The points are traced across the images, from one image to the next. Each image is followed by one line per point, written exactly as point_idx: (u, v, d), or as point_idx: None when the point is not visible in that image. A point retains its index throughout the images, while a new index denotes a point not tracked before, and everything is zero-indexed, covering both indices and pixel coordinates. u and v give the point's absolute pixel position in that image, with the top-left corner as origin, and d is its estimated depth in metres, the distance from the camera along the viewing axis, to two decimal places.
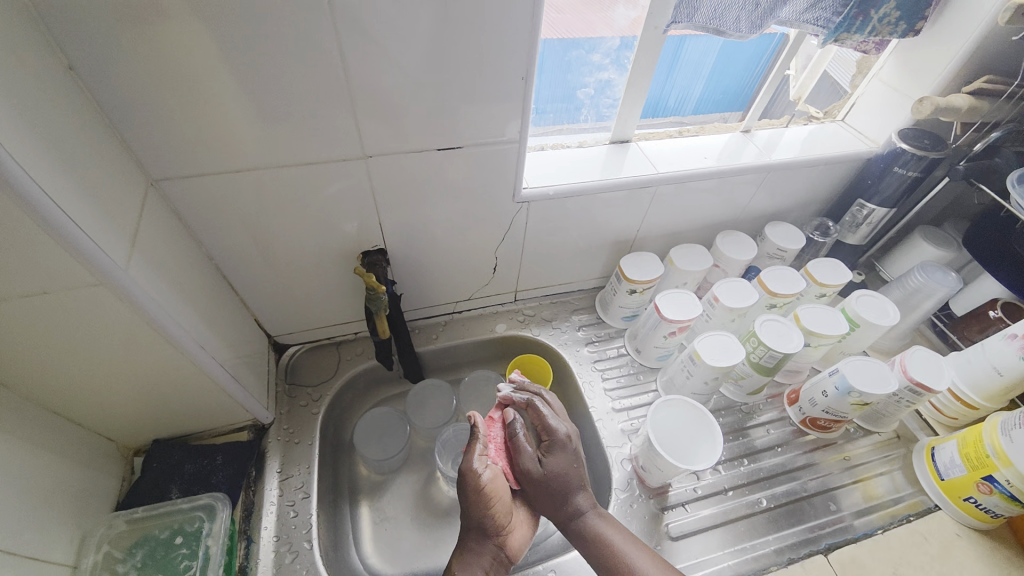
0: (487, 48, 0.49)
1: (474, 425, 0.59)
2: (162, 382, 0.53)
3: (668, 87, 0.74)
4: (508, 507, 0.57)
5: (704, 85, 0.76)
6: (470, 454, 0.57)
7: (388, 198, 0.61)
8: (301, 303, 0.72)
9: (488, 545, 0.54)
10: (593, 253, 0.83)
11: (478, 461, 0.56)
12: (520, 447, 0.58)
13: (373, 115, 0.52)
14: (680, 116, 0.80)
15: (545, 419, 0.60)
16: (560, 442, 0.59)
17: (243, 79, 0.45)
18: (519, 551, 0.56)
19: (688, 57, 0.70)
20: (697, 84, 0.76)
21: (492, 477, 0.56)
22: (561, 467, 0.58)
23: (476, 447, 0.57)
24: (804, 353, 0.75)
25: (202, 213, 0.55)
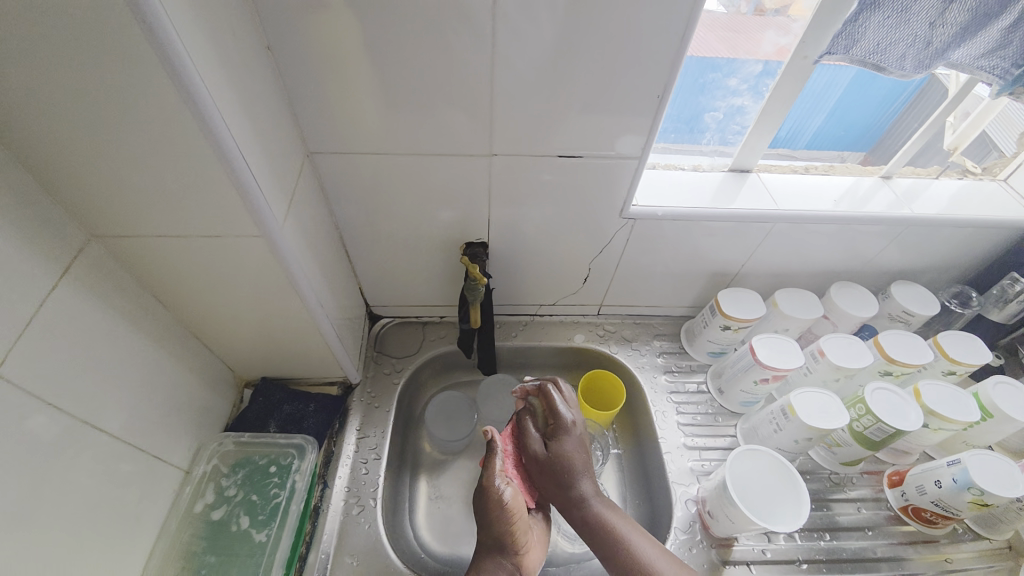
0: (629, 63, 0.50)
1: (491, 441, 0.59)
2: (282, 329, 0.60)
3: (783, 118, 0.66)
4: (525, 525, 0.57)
5: (824, 120, 0.68)
6: (492, 472, 0.58)
7: (500, 195, 0.64)
8: (401, 280, 0.77)
9: (506, 563, 0.53)
10: (688, 281, 0.80)
11: (499, 478, 0.57)
12: (527, 431, 0.62)
13: (507, 116, 0.54)
14: (790, 149, 0.72)
15: (553, 404, 0.63)
16: (564, 427, 0.61)
17: (401, 70, 0.50)
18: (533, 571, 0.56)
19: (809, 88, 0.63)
20: (816, 118, 0.68)
21: (512, 494, 0.56)
22: (564, 449, 0.60)
23: (496, 463, 0.58)
24: (921, 435, 0.67)
25: (338, 185, 0.61)
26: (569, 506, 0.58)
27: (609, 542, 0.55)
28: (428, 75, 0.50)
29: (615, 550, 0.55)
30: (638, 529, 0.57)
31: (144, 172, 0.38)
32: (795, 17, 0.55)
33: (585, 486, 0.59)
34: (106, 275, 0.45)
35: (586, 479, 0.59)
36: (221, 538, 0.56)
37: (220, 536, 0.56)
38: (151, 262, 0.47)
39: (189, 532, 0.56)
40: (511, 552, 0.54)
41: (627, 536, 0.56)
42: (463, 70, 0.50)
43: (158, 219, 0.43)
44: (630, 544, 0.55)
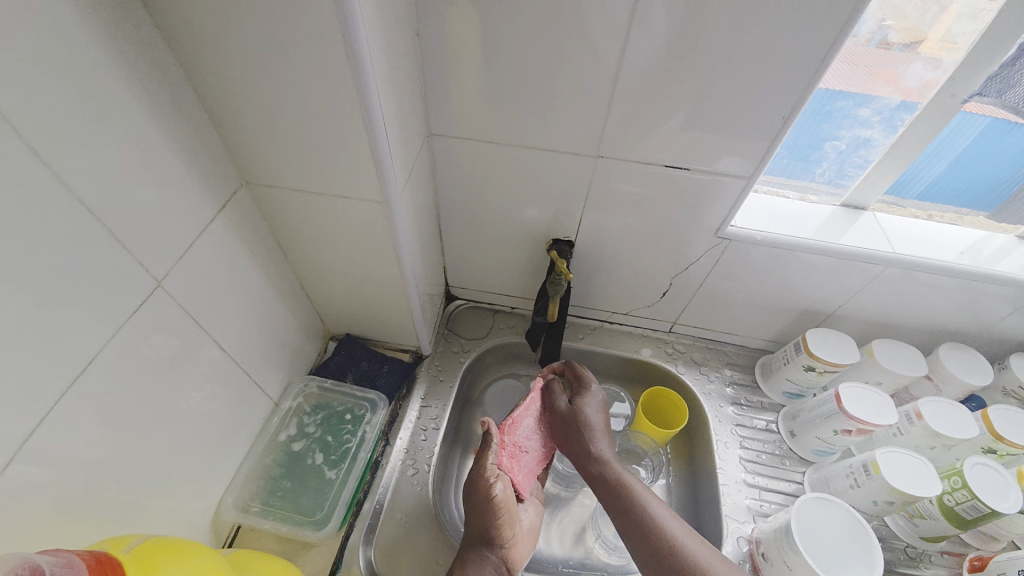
0: (760, 80, 0.49)
1: (487, 431, 0.59)
2: (375, 292, 0.66)
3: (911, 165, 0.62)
4: (513, 520, 0.56)
5: (944, 170, 0.62)
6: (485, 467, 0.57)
7: (596, 197, 0.65)
8: (483, 265, 0.80)
9: (491, 555, 0.53)
10: (774, 314, 0.77)
11: (490, 471, 0.57)
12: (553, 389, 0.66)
13: (621, 121, 0.55)
14: (898, 198, 0.67)
15: (579, 370, 0.68)
16: (586, 386, 0.65)
17: (531, 66, 0.52)
18: (520, 564, 0.56)
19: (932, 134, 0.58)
20: (935, 166, 0.62)
21: (503, 488, 0.56)
22: (585, 407, 0.63)
23: (489, 456, 0.58)
24: (1013, 521, 0.59)
25: (446, 168, 0.65)
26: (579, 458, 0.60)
27: (614, 487, 0.56)
28: (556, 73, 0.52)
29: (617, 498, 0.55)
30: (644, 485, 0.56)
31: (301, 131, 0.44)
32: (931, 55, 0.52)
33: (598, 439, 0.60)
34: (247, 217, 0.52)
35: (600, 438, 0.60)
36: (297, 467, 0.63)
37: (295, 466, 0.63)
38: (283, 212, 0.53)
39: (272, 456, 0.63)
40: (496, 545, 0.54)
41: (633, 485, 0.56)
42: (590, 72, 0.51)
43: (300, 174, 0.48)
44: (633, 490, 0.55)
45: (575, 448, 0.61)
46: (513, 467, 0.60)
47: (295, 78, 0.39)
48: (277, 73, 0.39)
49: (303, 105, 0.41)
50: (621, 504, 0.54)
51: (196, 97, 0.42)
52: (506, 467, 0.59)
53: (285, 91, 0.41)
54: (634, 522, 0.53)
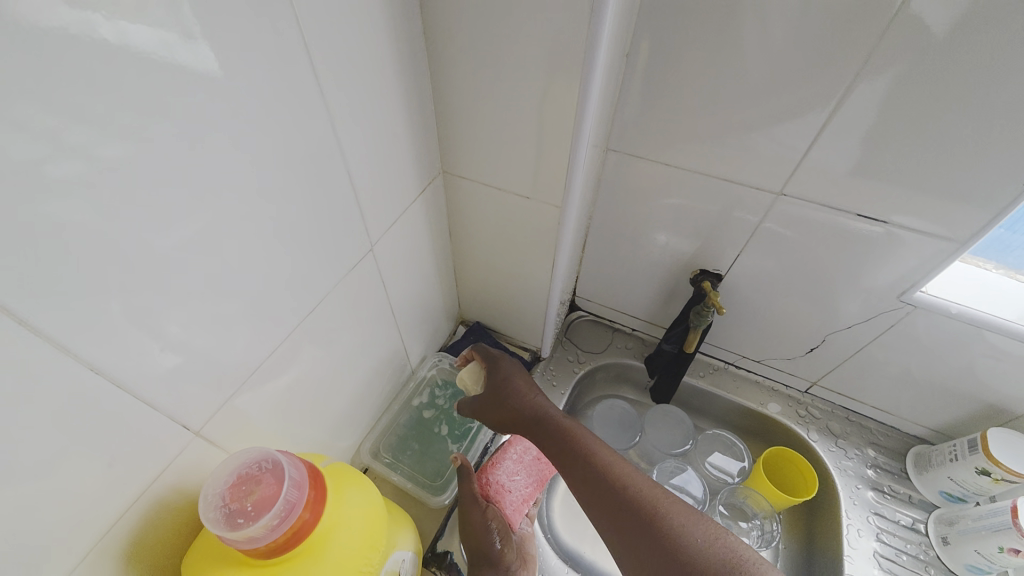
0: (1009, 139, 0.43)
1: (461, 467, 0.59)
2: (519, 289, 0.69)
3: None
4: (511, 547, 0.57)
5: None
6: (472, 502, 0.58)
7: (762, 236, 0.62)
8: (617, 282, 0.81)
9: None
10: (948, 400, 0.66)
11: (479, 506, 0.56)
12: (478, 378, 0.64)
13: (818, 163, 0.52)
14: None
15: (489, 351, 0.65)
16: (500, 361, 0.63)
17: (739, 98, 0.51)
18: None
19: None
20: None
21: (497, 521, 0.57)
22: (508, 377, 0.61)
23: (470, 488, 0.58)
24: None
25: (610, 183, 0.66)
26: (523, 421, 0.56)
27: (568, 449, 0.51)
28: (758, 106, 0.51)
29: (567, 453, 0.51)
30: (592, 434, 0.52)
31: (511, 134, 0.48)
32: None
33: (536, 401, 0.57)
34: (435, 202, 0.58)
35: (538, 400, 0.57)
36: (424, 433, 0.68)
37: (423, 431, 0.68)
38: (465, 202, 0.59)
39: (404, 417, 0.69)
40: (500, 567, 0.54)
41: (578, 436, 0.52)
42: (799, 110, 0.49)
43: (494, 172, 0.53)
44: (578, 439, 0.51)
45: (512, 416, 0.58)
46: (497, 501, 0.61)
47: (524, 87, 0.44)
48: (510, 82, 0.44)
49: (523, 112, 0.46)
50: (569, 456, 0.51)
51: (433, 90, 0.49)
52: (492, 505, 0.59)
53: (510, 97, 0.45)
54: (584, 472, 0.48)
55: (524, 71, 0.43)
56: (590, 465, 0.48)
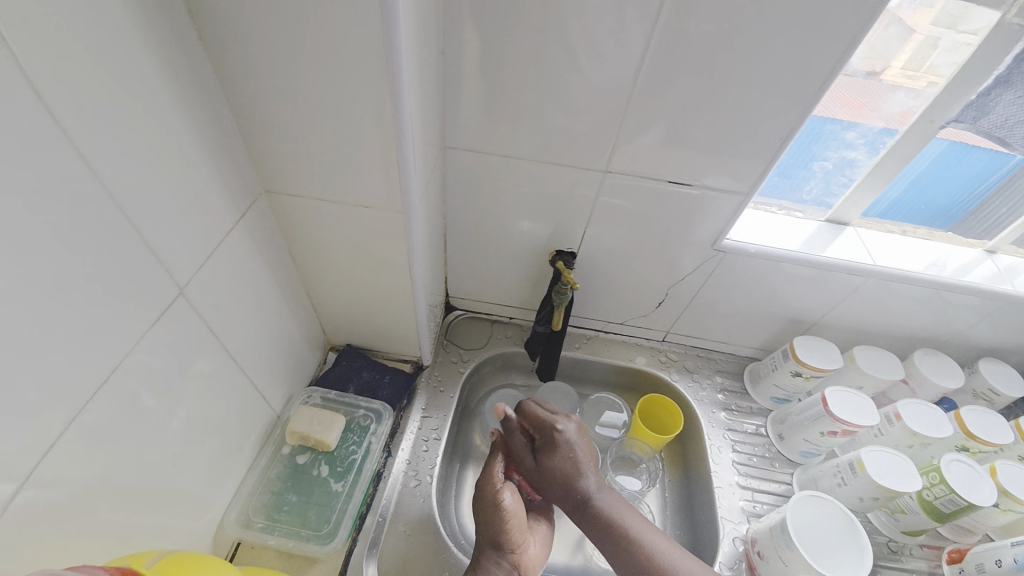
0: (760, 105, 0.52)
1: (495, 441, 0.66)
2: (382, 302, 0.66)
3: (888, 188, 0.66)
4: (523, 527, 0.57)
5: (902, 189, 0.67)
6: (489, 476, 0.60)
7: (601, 213, 0.67)
8: (485, 276, 0.81)
9: (503, 560, 0.54)
10: (763, 323, 0.80)
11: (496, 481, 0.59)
12: (516, 441, 0.64)
13: (629, 140, 0.58)
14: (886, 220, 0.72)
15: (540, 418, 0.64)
16: (552, 437, 0.63)
17: (556, 88, 0.54)
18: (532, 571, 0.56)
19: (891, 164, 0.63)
20: (895, 186, 0.67)
21: (512, 499, 0.58)
22: (555, 456, 0.62)
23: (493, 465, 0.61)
24: (986, 514, 0.63)
25: (457, 180, 0.66)
26: (571, 496, 0.61)
27: (611, 533, 0.58)
28: (572, 93, 0.54)
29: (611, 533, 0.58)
30: (633, 511, 0.60)
31: (333, 144, 0.45)
32: (895, 82, 0.56)
33: (586, 473, 0.62)
34: (264, 225, 0.52)
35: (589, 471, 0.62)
36: (301, 480, 0.61)
37: (300, 479, 0.61)
38: (298, 220, 0.54)
39: (276, 470, 0.61)
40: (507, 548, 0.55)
41: (623, 516, 0.59)
42: (605, 93, 0.54)
43: (324, 182, 0.49)
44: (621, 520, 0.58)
45: (561, 492, 0.62)
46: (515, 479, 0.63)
47: (331, 89, 0.41)
48: (314, 86, 0.41)
49: (336, 116, 0.43)
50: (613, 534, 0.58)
51: (228, 101, 0.43)
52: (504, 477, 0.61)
53: (318, 101, 0.42)
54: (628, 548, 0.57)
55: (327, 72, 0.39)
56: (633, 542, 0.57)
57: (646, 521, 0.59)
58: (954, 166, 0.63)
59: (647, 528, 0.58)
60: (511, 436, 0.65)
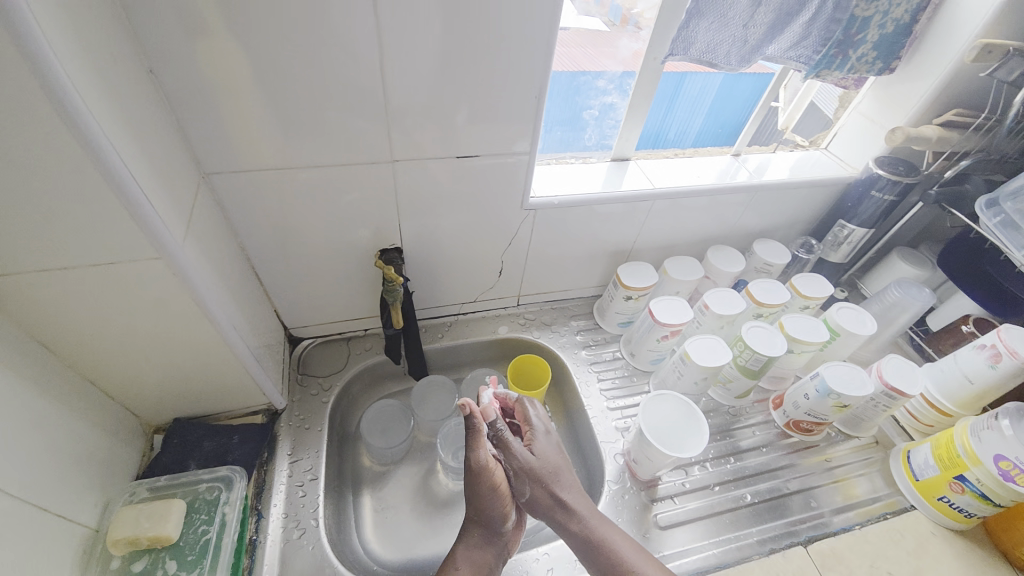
0: (505, 71, 0.55)
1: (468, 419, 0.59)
2: (193, 362, 0.58)
3: (669, 120, 0.81)
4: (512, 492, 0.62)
5: (703, 120, 0.84)
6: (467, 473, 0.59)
7: (408, 204, 0.66)
8: (317, 298, 0.76)
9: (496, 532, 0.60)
10: (593, 262, 0.88)
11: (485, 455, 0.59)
12: (507, 439, 0.62)
13: (403, 126, 0.57)
14: (680, 148, 0.86)
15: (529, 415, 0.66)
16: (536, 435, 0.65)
17: (303, 89, 0.51)
18: (520, 528, 0.63)
19: (687, 91, 0.77)
20: (696, 119, 0.83)
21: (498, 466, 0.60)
22: (541, 451, 0.63)
23: (481, 440, 0.59)
24: (788, 360, 0.78)
25: (242, 208, 0.60)
26: (555, 510, 0.60)
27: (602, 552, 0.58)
28: (323, 91, 0.51)
29: (598, 554, 0.58)
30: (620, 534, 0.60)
31: (25, 201, 0.37)
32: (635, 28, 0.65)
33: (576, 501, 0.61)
34: None
35: (578, 500, 0.61)
36: None
37: None
38: (33, 304, 0.44)
39: None
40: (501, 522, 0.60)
41: (613, 542, 0.58)
42: (357, 84, 0.52)
43: (42, 249, 0.41)
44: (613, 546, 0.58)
45: (548, 505, 0.61)
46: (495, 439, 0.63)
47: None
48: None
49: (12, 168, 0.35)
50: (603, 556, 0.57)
51: None
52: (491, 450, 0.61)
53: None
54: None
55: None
56: (621, 563, 0.57)
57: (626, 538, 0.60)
58: (733, 93, 0.81)
59: (637, 554, 0.58)
60: (500, 434, 0.62)
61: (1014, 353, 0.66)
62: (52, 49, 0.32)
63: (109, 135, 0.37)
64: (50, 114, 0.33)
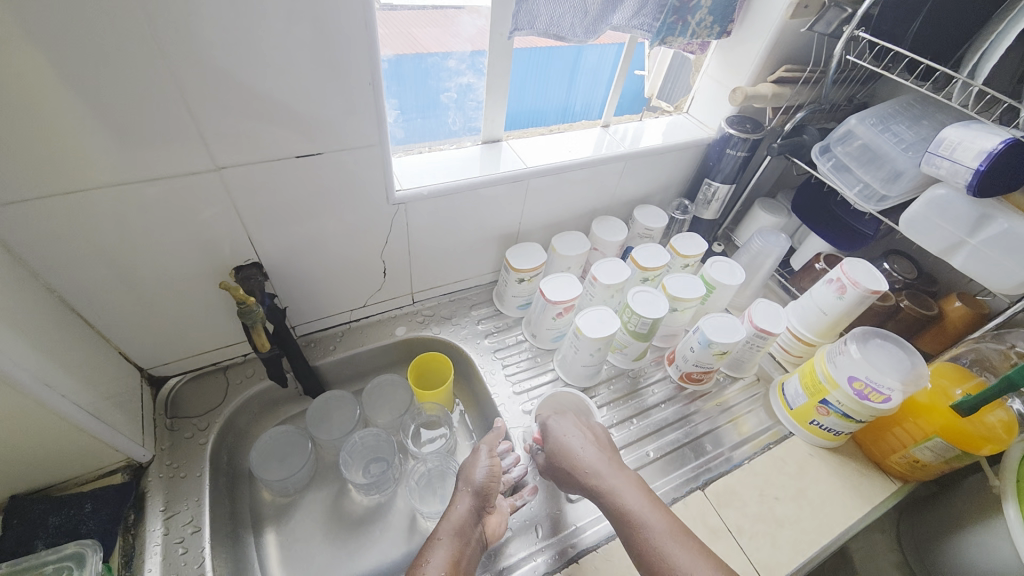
0: (328, 58, 0.50)
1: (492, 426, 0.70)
2: (4, 434, 0.49)
3: (573, 93, 0.84)
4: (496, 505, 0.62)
5: (606, 91, 0.87)
6: (476, 451, 0.65)
7: (256, 214, 0.60)
8: (174, 331, 0.67)
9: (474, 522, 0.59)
10: (484, 248, 0.87)
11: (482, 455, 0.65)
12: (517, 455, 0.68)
13: (222, 130, 0.50)
14: (589, 120, 0.89)
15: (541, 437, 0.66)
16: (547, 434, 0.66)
17: (76, 99, 0.43)
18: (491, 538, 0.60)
19: (587, 64, 0.80)
20: (599, 90, 0.86)
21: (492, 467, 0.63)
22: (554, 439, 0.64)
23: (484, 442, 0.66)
24: (675, 318, 0.83)
25: (36, 245, 0.50)
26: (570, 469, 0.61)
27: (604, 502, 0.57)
28: (103, 98, 0.44)
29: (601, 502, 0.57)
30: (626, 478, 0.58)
31: None
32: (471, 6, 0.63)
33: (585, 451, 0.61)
34: None
35: (589, 464, 0.60)
36: None
37: None
38: None
39: None
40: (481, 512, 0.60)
41: (619, 492, 0.56)
42: (147, 88, 0.45)
43: None
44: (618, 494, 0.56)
45: (566, 469, 0.61)
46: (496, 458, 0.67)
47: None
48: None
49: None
50: (612, 506, 0.56)
51: None
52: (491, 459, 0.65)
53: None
54: (623, 529, 0.54)
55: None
56: (620, 512, 0.55)
57: (639, 494, 0.56)
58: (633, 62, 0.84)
59: (650, 508, 0.54)
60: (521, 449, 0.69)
61: (855, 284, 0.74)
62: None
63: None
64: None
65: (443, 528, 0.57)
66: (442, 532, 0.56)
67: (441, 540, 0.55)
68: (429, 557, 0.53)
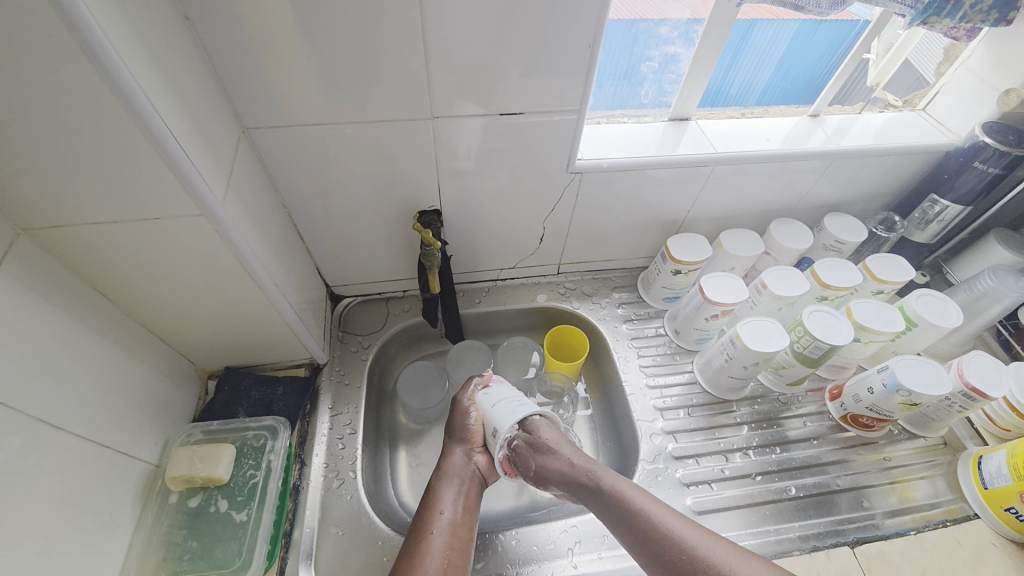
0: (558, 17, 0.50)
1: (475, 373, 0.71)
2: (240, 316, 0.60)
3: (731, 74, 0.72)
4: (471, 461, 0.64)
5: (772, 74, 0.74)
6: (460, 402, 0.68)
7: (450, 166, 0.64)
8: (358, 258, 0.76)
9: (450, 478, 0.61)
10: (643, 232, 0.83)
11: (467, 406, 0.67)
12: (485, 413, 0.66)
13: (444, 81, 0.54)
14: (740, 106, 0.77)
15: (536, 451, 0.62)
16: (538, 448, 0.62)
17: (342, 41, 0.48)
18: (475, 494, 0.62)
19: (755, 43, 0.68)
20: (764, 73, 0.73)
21: (474, 421, 0.66)
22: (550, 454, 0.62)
23: (468, 390, 0.69)
24: (854, 349, 0.72)
25: (282, 165, 0.59)
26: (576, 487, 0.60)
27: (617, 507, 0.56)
28: (360, 42, 0.49)
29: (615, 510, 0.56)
30: (676, 512, 0.54)
31: (80, 157, 0.38)
32: None
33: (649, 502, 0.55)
34: (43, 270, 0.44)
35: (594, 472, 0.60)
36: (201, 523, 0.57)
37: (199, 522, 0.57)
38: (92, 252, 0.46)
39: (168, 521, 0.57)
40: (462, 470, 0.63)
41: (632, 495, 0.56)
42: (397, 39, 0.49)
43: (93, 204, 0.42)
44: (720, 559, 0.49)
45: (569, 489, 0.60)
46: (477, 413, 0.67)
47: (21, 90, 0.33)
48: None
49: (49, 115, 0.35)
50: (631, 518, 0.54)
51: None
52: (469, 414, 0.67)
53: (14, 104, 0.34)
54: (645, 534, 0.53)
55: (2, 63, 0.32)
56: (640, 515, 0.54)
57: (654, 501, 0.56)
58: (810, 43, 0.70)
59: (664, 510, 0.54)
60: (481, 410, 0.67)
61: None
62: (95, 13, 0.32)
63: (142, 86, 0.37)
64: (80, 61, 0.33)
65: (443, 476, 0.61)
66: (443, 480, 0.61)
67: (442, 488, 0.60)
68: (435, 505, 0.58)
